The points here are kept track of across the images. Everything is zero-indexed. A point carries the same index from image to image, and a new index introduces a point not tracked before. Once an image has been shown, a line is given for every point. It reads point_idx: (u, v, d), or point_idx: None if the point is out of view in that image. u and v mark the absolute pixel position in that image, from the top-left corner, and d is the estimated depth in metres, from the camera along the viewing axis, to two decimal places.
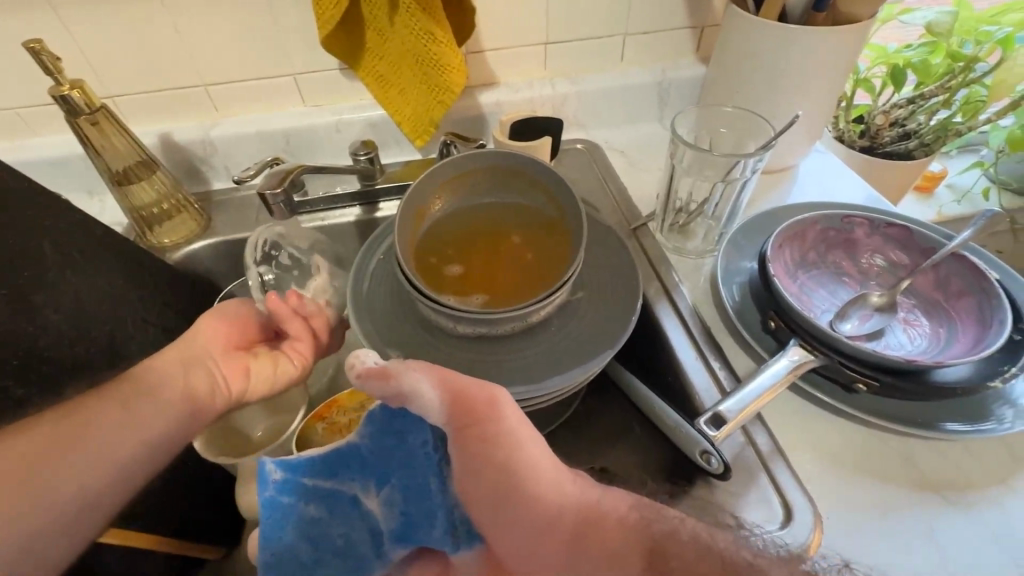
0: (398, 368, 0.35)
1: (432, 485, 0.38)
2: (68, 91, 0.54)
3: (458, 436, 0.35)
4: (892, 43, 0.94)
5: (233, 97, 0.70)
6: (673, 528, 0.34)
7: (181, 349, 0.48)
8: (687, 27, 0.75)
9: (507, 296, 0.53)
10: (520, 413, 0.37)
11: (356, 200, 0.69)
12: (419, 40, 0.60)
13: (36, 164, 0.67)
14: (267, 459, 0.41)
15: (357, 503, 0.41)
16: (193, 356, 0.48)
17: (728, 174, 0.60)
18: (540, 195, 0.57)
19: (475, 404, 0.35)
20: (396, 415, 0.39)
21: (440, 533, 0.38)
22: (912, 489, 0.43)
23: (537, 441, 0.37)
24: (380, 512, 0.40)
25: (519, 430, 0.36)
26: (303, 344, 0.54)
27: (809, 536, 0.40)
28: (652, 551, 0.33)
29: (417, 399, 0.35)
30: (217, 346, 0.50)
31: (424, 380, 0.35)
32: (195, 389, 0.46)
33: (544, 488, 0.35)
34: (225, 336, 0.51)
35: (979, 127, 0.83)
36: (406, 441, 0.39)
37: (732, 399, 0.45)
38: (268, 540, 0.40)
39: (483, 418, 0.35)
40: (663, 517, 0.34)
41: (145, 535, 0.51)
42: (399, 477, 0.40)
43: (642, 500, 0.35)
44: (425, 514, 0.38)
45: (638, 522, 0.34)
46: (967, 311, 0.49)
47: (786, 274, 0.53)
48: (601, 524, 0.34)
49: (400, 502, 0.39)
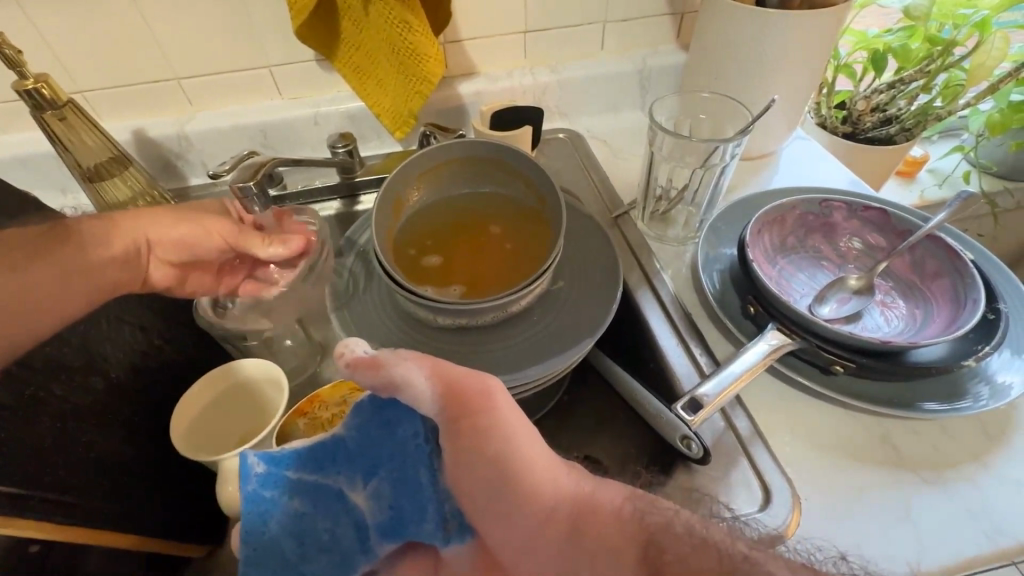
0: (391, 359, 0.35)
1: (422, 478, 0.38)
2: (33, 86, 0.53)
3: (450, 425, 0.35)
4: (872, 28, 0.94)
5: (207, 90, 0.69)
6: (668, 520, 0.32)
7: (144, 217, 0.51)
8: (666, 14, 0.75)
9: (487, 287, 0.53)
10: (514, 405, 0.37)
11: (336, 194, 0.68)
12: (394, 30, 0.59)
13: (4, 162, 0.66)
14: (251, 453, 0.41)
15: (343, 497, 0.40)
16: (143, 239, 0.51)
17: (707, 160, 0.60)
18: (519, 184, 0.56)
19: (469, 395, 0.35)
20: (385, 405, 0.39)
21: (432, 527, 0.38)
22: (904, 477, 0.43)
23: (530, 430, 0.36)
24: (367, 507, 0.40)
25: (512, 422, 0.35)
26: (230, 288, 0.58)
27: (786, 517, 0.40)
28: (648, 542, 0.32)
29: (409, 389, 0.35)
30: (172, 240, 0.52)
31: (416, 369, 0.35)
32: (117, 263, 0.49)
33: (541, 482, 0.34)
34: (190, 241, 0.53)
35: (958, 111, 0.84)
36: (396, 432, 0.39)
37: (709, 383, 0.44)
38: (252, 535, 0.39)
39: (473, 407, 0.35)
40: (657, 509, 0.33)
41: (133, 536, 0.51)
42: (388, 469, 0.39)
43: (636, 491, 0.35)
44: (416, 508, 0.38)
45: (632, 514, 0.33)
46: (943, 292, 0.50)
47: (765, 259, 0.53)
48: (595, 515, 0.33)
49: (388, 496, 0.39)
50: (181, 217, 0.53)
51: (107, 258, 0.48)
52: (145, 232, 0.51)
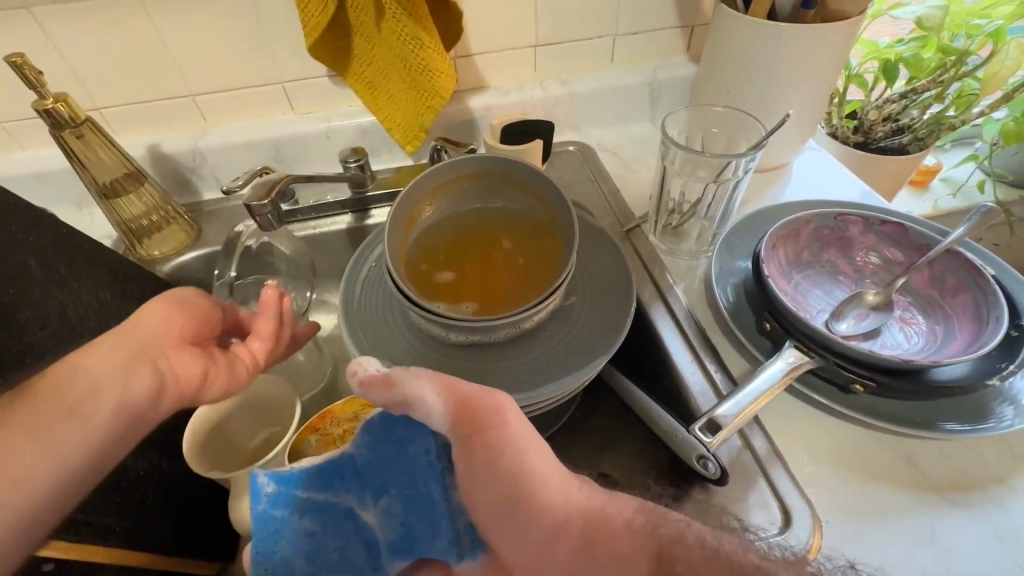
0: (402, 377, 0.35)
1: (434, 494, 0.37)
2: (51, 104, 0.54)
3: (462, 442, 0.34)
4: (883, 37, 0.94)
5: (220, 106, 0.70)
6: (679, 531, 0.31)
7: (108, 360, 0.38)
8: (677, 27, 0.75)
9: (500, 303, 0.52)
10: (527, 421, 0.35)
11: (348, 208, 0.69)
12: (406, 46, 0.59)
13: (21, 179, 0.67)
14: (261, 471, 0.41)
15: (353, 516, 0.39)
16: (141, 342, 0.40)
17: (720, 174, 0.59)
18: (530, 199, 0.56)
19: (478, 409, 0.34)
20: (396, 422, 0.38)
21: (444, 543, 0.36)
22: (933, 496, 0.43)
23: (541, 443, 0.35)
24: (378, 524, 0.39)
25: (522, 436, 0.34)
26: (188, 316, 0.44)
27: (809, 539, 0.40)
28: (659, 556, 0.30)
29: (421, 405, 0.35)
30: (182, 336, 0.43)
31: (428, 387, 0.35)
32: (171, 377, 0.41)
33: (552, 495, 0.33)
34: (182, 326, 0.43)
35: (972, 121, 0.83)
36: (406, 450, 0.38)
37: (727, 403, 0.44)
38: (262, 555, 0.39)
39: (485, 424, 0.34)
40: (669, 521, 0.32)
41: (131, 553, 0.47)
42: (398, 488, 0.38)
43: (646, 503, 0.33)
44: (427, 526, 0.37)
45: (644, 526, 0.31)
46: (964, 308, 0.49)
47: (781, 274, 0.53)
48: (607, 529, 0.32)
49: (400, 514, 0.38)
50: (141, 349, 0.40)
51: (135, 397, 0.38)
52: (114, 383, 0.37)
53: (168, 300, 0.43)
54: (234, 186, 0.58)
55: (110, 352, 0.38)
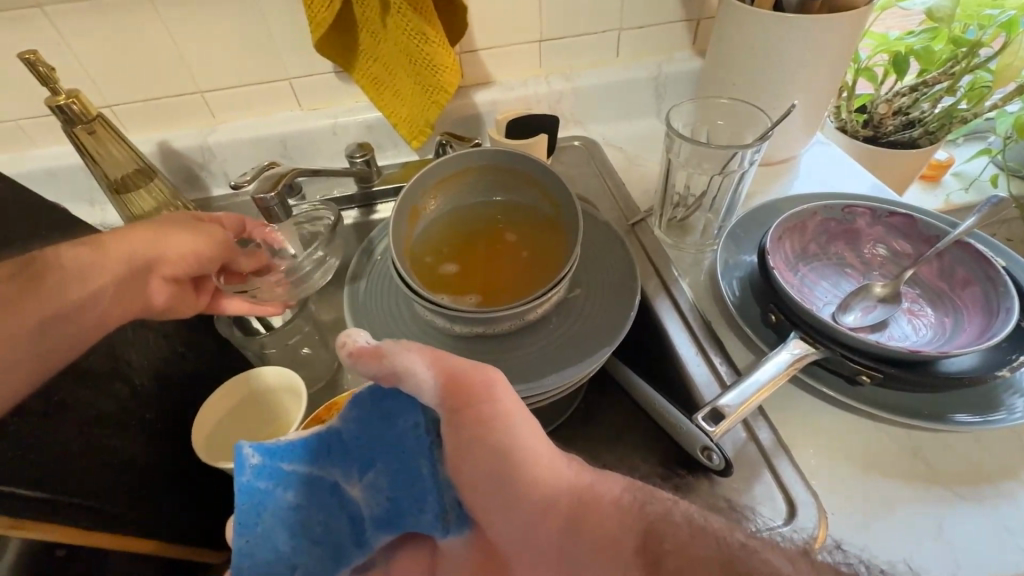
0: (393, 349, 0.33)
1: (422, 468, 0.37)
2: (65, 101, 0.54)
3: (451, 419, 0.34)
4: (893, 31, 0.93)
5: (229, 104, 0.70)
6: (667, 509, 0.30)
7: (97, 267, 0.44)
8: (683, 20, 0.75)
9: (504, 295, 0.53)
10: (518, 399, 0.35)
11: (355, 202, 0.70)
12: (411, 40, 0.59)
13: (34, 175, 0.68)
14: (246, 443, 0.38)
15: (338, 491, 0.39)
16: (145, 258, 0.47)
17: (726, 166, 0.59)
18: (534, 193, 0.56)
19: (468, 385, 0.34)
20: (384, 396, 0.37)
21: (430, 517, 0.37)
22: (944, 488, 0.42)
23: (534, 425, 0.34)
24: (363, 499, 0.38)
25: (514, 415, 0.34)
26: (188, 249, 0.50)
27: (815, 529, 0.40)
28: (646, 533, 0.30)
29: (411, 378, 0.33)
30: (177, 266, 0.50)
31: (418, 359, 0.33)
32: (152, 300, 0.48)
33: (541, 472, 0.33)
34: (182, 259, 0.50)
35: (984, 113, 0.82)
36: (396, 424, 0.37)
37: (731, 393, 0.43)
38: (244, 529, 0.37)
39: (475, 399, 0.33)
40: (657, 498, 0.31)
41: (150, 541, 0.48)
42: (385, 461, 0.38)
43: (635, 482, 0.32)
44: (414, 498, 0.37)
45: (632, 505, 0.31)
46: (973, 300, 0.48)
47: (786, 266, 0.52)
48: (595, 507, 0.31)
49: (386, 488, 0.38)
50: (129, 269, 0.46)
51: (115, 308, 0.44)
52: (100, 294, 0.43)
53: (181, 232, 0.50)
54: (233, 184, 0.58)
55: (104, 260, 0.44)
